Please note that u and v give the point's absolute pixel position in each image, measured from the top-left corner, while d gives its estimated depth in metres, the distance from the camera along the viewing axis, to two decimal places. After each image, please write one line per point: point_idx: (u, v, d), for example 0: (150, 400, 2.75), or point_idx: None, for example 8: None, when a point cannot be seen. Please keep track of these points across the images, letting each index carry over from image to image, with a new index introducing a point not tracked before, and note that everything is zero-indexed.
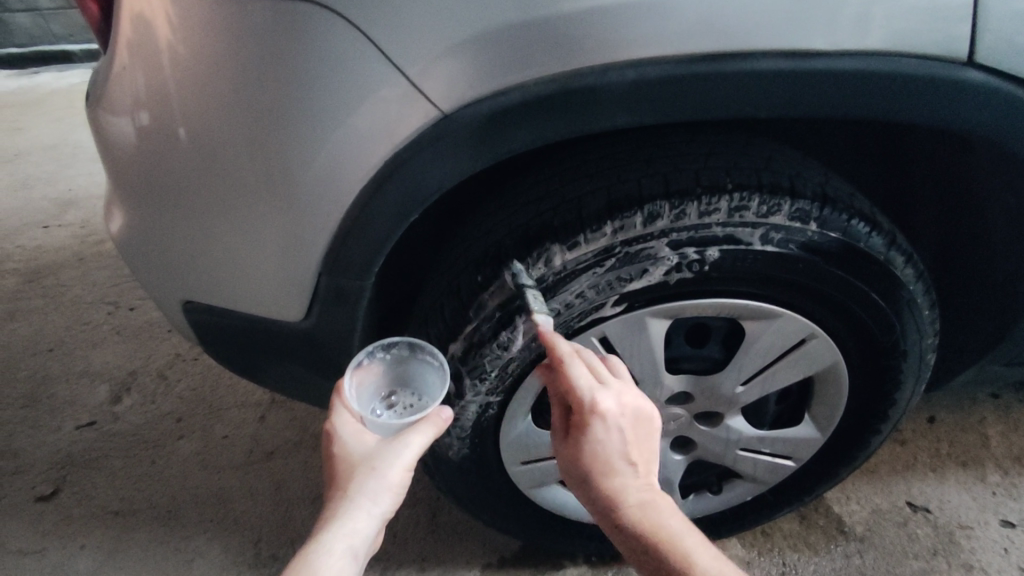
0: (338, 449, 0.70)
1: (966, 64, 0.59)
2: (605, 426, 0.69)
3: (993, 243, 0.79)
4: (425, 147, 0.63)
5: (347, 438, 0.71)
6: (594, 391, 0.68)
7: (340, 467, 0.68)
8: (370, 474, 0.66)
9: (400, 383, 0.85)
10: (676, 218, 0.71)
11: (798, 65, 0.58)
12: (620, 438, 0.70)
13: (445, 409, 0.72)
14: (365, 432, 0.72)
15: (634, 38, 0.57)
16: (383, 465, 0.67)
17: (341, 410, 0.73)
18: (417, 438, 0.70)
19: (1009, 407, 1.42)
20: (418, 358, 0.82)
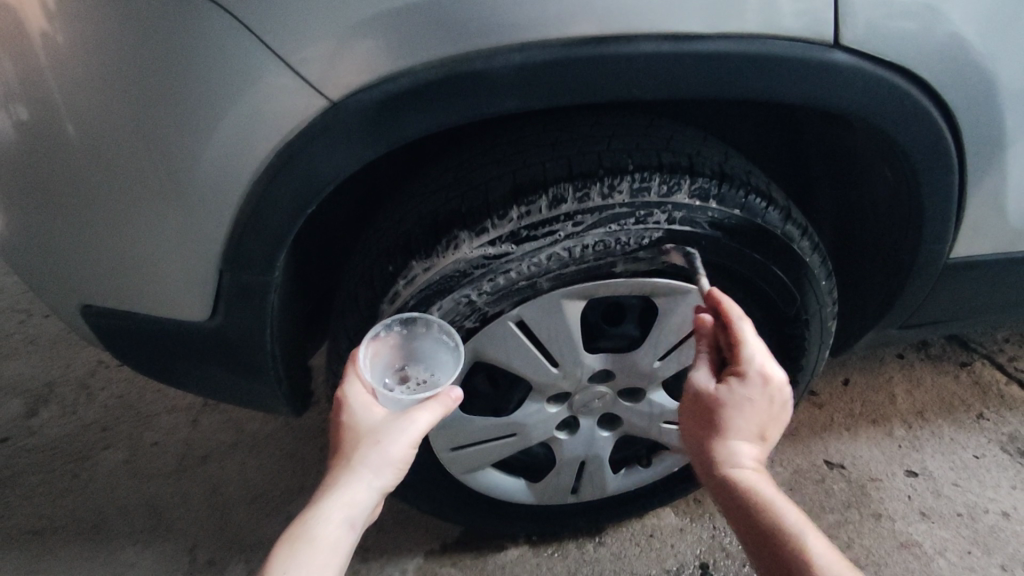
0: (347, 418, 0.70)
1: (832, 46, 0.63)
2: (751, 395, 0.70)
3: (881, 215, 0.84)
4: (317, 137, 0.62)
5: (357, 408, 0.71)
6: (764, 360, 0.71)
7: (346, 435, 0.69)
8: (374, 447, 0.67)
9: (414, 358, 0.82)
10: (580, 200, 0.73)
11: (679, 48, 0.60)
12: (761, 413, 0.71)
13: (453, 389, 0.73)
14: (375, 404, 0.72)
15: (520, 24, 0.58)
16: (388, 440, 0.68)
17: (354, 379, 0.73)
18: (424, 415, 0.71)
19: (913, 366, 1.53)
20: (434, 336, 0.79)
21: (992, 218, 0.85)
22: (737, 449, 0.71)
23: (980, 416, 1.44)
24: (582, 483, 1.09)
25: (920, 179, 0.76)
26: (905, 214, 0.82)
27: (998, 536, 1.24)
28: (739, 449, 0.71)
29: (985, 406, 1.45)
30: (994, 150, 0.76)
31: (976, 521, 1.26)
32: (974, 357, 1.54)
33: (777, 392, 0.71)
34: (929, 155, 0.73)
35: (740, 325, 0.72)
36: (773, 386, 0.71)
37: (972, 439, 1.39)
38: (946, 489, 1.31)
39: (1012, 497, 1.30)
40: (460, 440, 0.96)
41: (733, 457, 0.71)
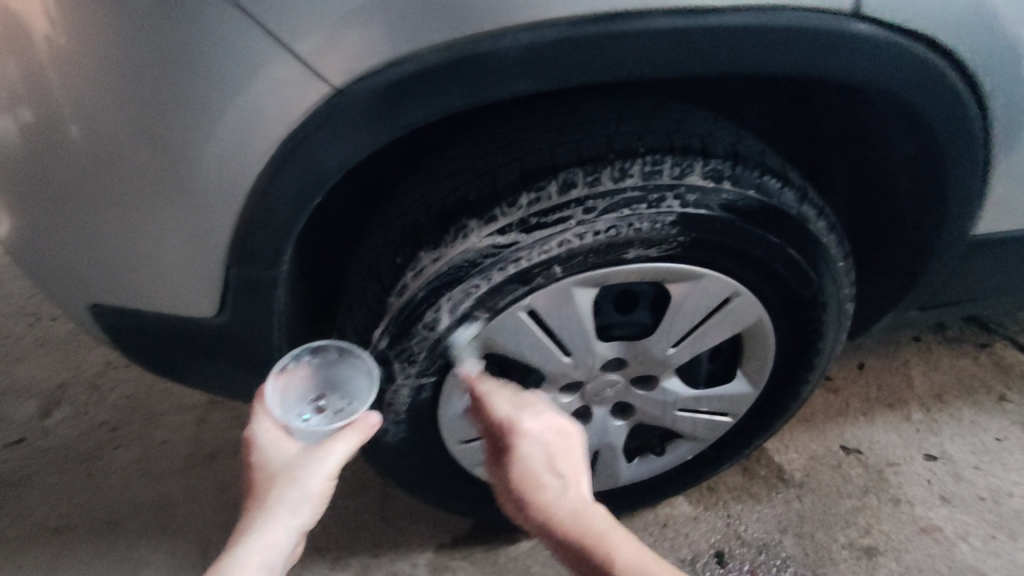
0: (257, 458, 0.70)
1: (853, 16, 0.60)
2: (535, 442, 0.75)
3: (900, 193, 0.82)
4: (322, 125, 0.60)
5: (267, 446, 0.71)
6: (513, 414, 0.78)
7: (257, 477, 0.69)
8: (291, 483, 0.67)
9: (330, 387, 0.84)
10: (591, 184, 0.71)
11: (693, 22, 0.58)
12: (547, 450, 0.74)
13: (372, 414, 0.74)
14: (286, 439, 0.72)
15: (527, 2, 0.56)
16: (306, 473, 0.68)
17: (263, 416, 0.73)
18: (341, 445, 0.71)
19: (930, 348, 1.50)
20: (349, 361, 0.82)
21: (1016, 193, 0.82)
22: (539, 491, 0.71)
23: (1001, 398, 1.41)
24: (595, 473, 1.08)
25: (942, 152, 0.73)
26: (926, 191, 0.80)
27: (1021, 520, 1.22)
28: (543, 492, 0.70)
29: (1006, 388, 1.43)
30: (1020, 122, 0.73)
31: (998, 505, 1.24)
32: (993, 339, 1.52)
33: (549, 430, 0.76)
34: (952, 128, 0.71)
35: (487, 398, 0.80)
36: (553, 424, 0.77)
37: (991, 422, 1.37)
38: (966, 473, 1.29)
39: None
40: (472, 433, 0.96)
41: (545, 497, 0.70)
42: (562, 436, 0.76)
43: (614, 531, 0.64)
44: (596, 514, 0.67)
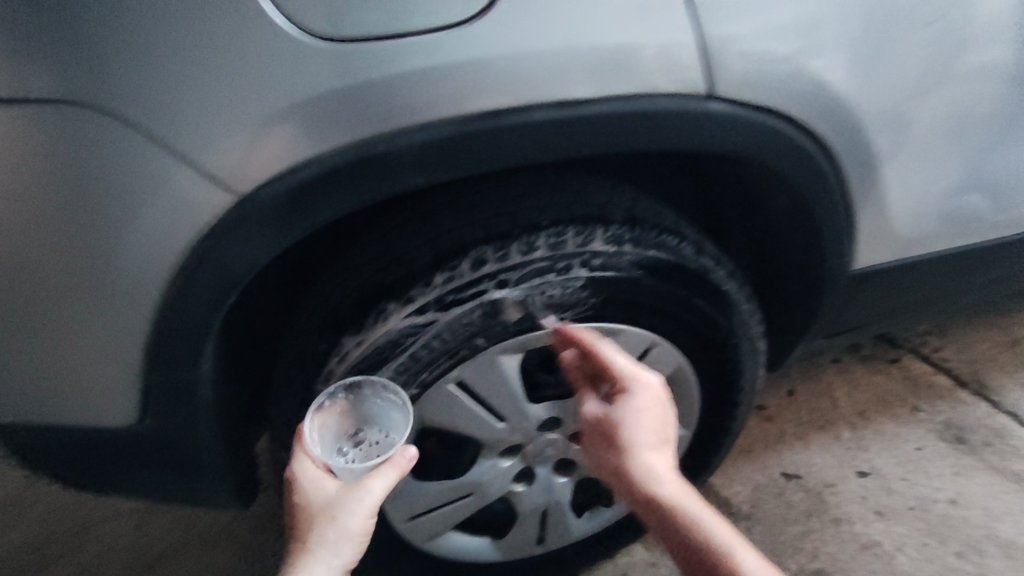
0: (297, 497, 0.68)
1: (708, 97, 0.69)
2: (625, 430, 0.77)
3: (786, 237, 0.90)
4: (229, 231, 0.62)
5: (307, 485, 0.68)
6: (638, 371, 0.79)
7: (300, 515, 0.67)
8: (331, 523, 0.65)
9: (367, 422, 0.79)
10: (500, 258, 0.75)
11: (568, 113, 0.64)
12: (655, 422, 0.76)
13: (408, 448, 0.70)
14: (325, 478, 0.69)
15: (417, 105, 0.61)
16: (344, 514, 0.66)
17: (301, 456, 0.71)
18: (379, 482, 0.68)
19: (849, 368, 1.60)
20: (380, 396, 0.77)
21: (881, 228, 0.92)
22: (653, 470, 0.73)
23: (916, 408, 1.51)
24: (547, 532, 1.08)
25: (809, 200, 0.82)
26: (806, 234, 0.88)
27: (949, 525, 1.29)
28: (661, 473, 0.73)
29: (919, 398, 1.53)
30: (867, 168, 0.84)
31: (928, 512, 1.31)
32: (902, 352, 1.63)
33: (658, 403, 0.77)
34: (812, 180, 0.80)
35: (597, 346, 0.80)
36: (659, 398, 0.78)
37: (912, 432, 1.46)
38: (896, 484, 1.36)
39: (956, 483, 1.36)
40: (417, 509, 0.95)
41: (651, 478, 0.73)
42: (663, 411, 0.77)
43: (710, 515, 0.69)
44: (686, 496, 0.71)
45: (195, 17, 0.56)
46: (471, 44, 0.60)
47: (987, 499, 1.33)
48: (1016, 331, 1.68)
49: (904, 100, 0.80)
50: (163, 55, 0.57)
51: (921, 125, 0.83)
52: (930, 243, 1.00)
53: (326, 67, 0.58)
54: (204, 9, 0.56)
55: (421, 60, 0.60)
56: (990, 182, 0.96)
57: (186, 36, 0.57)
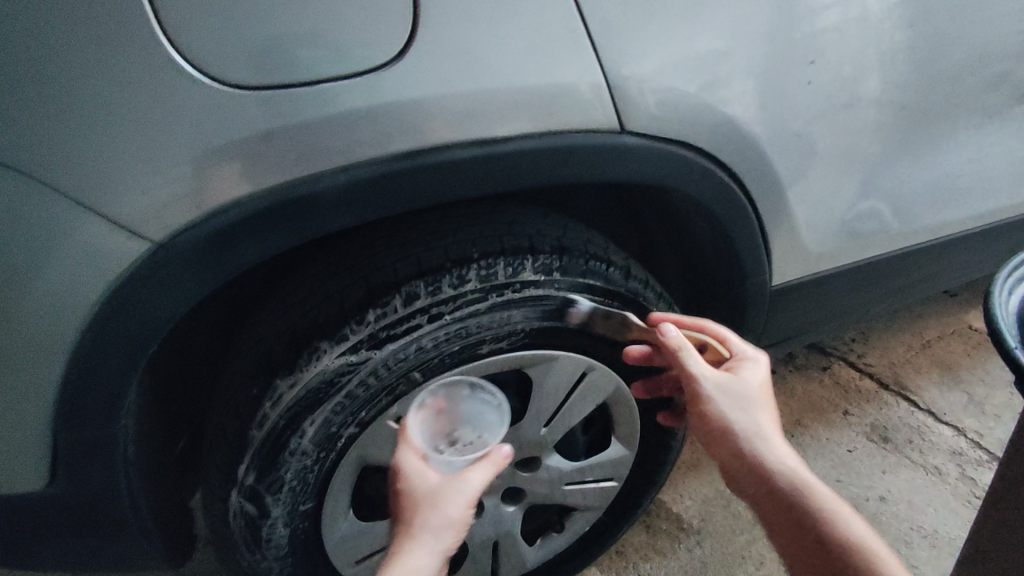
0: (404, 484, 0.73)
1: (620, 131, 0.73)
2: (742, 407, 0.84)
3: (709, 257, 0.95)
4: (148, 278, 0.61)
5: (411, 473, 0.73)
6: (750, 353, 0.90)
7: (407, 500, 0.72)
8: (435, 509, 0.70)
9: (460, 422, 0.84)
10: (433, 293, 0.76)
11: (487, 151, 0.67)
12: (766, 396, 0.86)
13: (504, 446, 0.76)
14: (429, 468, 0.74)
15: (337, 148, 0.62)
16: (448, 502, 0.71)
17: (406, 447, 0.75)
18: (478, 474, 0.74)
19: (785, 377, 1.67)
20: (479, 396, 0.83)
21: (792, 245, 0.99)
22: (770, 445, 0.80)
23: (846, 412, 1.58)
24: (500, 563, 1.07)
25: (723, 222, 0.88)
26: (725, 254, 0.93)
27: (881, 522, 1.36)
28: (778, 449, 0.80)
29: (849, 402, 1.61)
30: (774, 191, 0.90)
31: (861, 511, 1.37)
32: (831, 360, 1.72)
33: (766, 374, 0.88)
34: (723, 203, 0.86)
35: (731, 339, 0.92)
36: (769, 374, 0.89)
37: (845, 436, 1.53)
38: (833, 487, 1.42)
39: (885, 481, 1.44)
40: (362, 552, 0.91)
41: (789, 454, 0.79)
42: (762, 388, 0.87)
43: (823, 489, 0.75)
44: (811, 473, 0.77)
45: (103, 68, 0.56)
46: (389, 88, 0.62)
47: (913, 494, 1.41)
48: (929, 334, 1.81)
49: (801, 129, 0.87)
50: (70, 104, 0.56)
51: (819, 151, 0.90)
52: (839, 257, 1.07)
53: (243, 114, 0.59)
54: (112, 57, 0.56)
55: (339, 105, 0.61)
56: (886, 199, 1.05)
57: (94, 84, 0.56)
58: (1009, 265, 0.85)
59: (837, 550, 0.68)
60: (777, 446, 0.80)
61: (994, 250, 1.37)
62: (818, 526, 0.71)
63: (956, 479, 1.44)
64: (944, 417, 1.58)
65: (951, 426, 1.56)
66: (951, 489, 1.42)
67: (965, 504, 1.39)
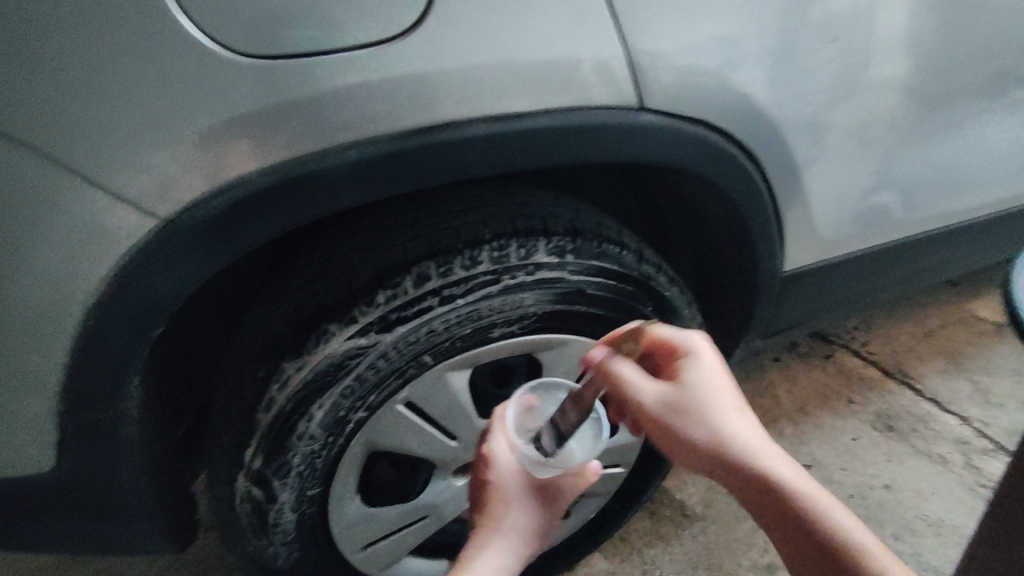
0: (495, 477, 0.75)
1: (639, 109, 0.71)
2: (685, 418, 0.72)
3: (721, 241, 0.93)
4: (153, 256, 0.59)
5: (501, 468, 0.76)
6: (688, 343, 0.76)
7: (496, 494, 0.75)
8: (523, 510, 0.75)
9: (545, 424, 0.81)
10: (444, 274, 0.74)
11: (503, 128, 0.65)
12: (728, 386, 0.74)
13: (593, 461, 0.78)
14: (521, 465, 0.77)
15: (348, 123, 0.60)
16: (533, 505, 0.76)
17: (499, 437, 0.77)
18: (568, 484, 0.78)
19: (789, 365, 1.66)
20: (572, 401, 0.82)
21: (806, 230, 0.97)
22: (763, 452, 0.69)
23: (850, 400, 1.58)
24: None
25: (738, 206, 0.86)
26: (738, 238, 0.92)
27: (885, 509, 1.36)
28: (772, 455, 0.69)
29: (852, 390, 1.60)
30: (790, 175, 0.89)
31: (866, 499, 1.37)
32: (835, 348, 1.71)
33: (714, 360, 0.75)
34: (739, 185, 0.84)
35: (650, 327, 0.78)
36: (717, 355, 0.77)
37: (848, 424, 1.52)
38: (836, 475, 1.42)
39: (889, 469, 1.43)
40: (370, 537, 0.90)
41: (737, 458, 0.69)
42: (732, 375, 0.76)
43: (820, 489, 0.67)
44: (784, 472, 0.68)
45: (104, 34, 0.53)
46: (402, 61, 0.60)
47: (917, 482, 1.41)
48: (932, 322, 1.80)
49: (820, 110, 0.85)
50: (71, 73, 0.53)
51: (836, 133, 0.89)
52: (851, 243, 1.06)
53: (252, 85, 0.57)
54: (114, 23, 0.53)
55: (351, 78, 0.59)
56: (900, 184, 1.04)
57: (95, 51, 0.53)
58: None
59: (841, 555, 0.63)
60: (756, 445, 0.70)
61: (1002, 238, 1.36)
62: (816, 533, 0.64)
63: (960, 467, 1.44)
64: (948, 406, 1.58)
65: (955, 415, 1.56)
66: (955, 477, 1.42)
67: (969, 492, 1.40)
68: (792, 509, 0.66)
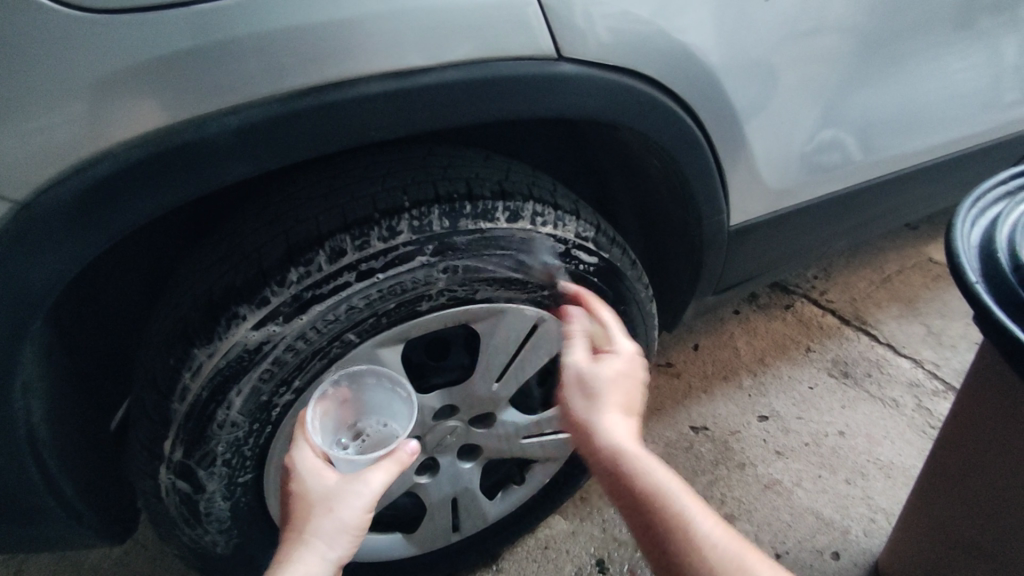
0: (296, 486, 0.68)
1: (557, 59, 0.66)
2: (585, 398, 0.73)
3: (665, 195, 0.89)
4: (13, 243, 0.54)
5: (307, 475, 0.69)
6: (619, 337, 0.80)
7: (298, 505, 0.67)
8: (328, 514, 0.65)
9: (364, 411, 0.81)
10: (361, 247, 0.69)
11: (405, 84, 0.59)
12: (625, 394, 0.74)
13: (408, 442, 0.72)
14: (325, 468, 0.70)
15: (225, 86, 0.54)
16: (343, 505, 0.66)
17: (302, 445, 0.71)
18: (379, 475, 0.69)
19: (749, 317, 1.65)
20: (385, 387, 0.79)
21: (750, 181, 0.94)
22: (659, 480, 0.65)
23: (808, 349, 1.59)
24: (460, 519, 1.05)
25: (677, 159, 0.82)
26: (680, 192, 0.88)
27: (839, 455, 1.38)
28: (661, 476, 0.66)
29: (810, 339, 1.61)
30: (729, 124, 0.84)
31: (821, 446, 1.39)
32: (794, 298, 1.71)
33: (634, 372, 0.77)
34: (676, 137, 0.80)
35: (595, 310, 0.85)
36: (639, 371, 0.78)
37: (806, 372, 1.53)
38: (792, 424, 1.43)
39: (844, 416, 1.45)
40: None
41: (618, 451, 0.68)
42: (637, 382, 0.76)
43: (678, 482, 0.66)
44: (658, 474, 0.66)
45: None
46: (279, 10, 0.54)
47: (870, 426, 1.44)
48: (890, 269, 1.81)
49: (758, 54, 0.80)
50: None
51: (778, 77, 0.84)
52: (798, 194, 1.03)
53: (106, 45, 0.50)
54: None
55: (223, 34, 0.53)
56: (848, 130, 1.00)
57: None
58: (971, 196, 0.82)
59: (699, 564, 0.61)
60: (637, 449, 0.68)
61: (957, 182, 1.34)
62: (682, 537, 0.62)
63: (912, 410, 1.47)
64: (903, 350, 1.60)
65: (908, 359, 1.58)
66: (906, 420, 1.45)
67: (920, 434, 1.42)
68: (650, 499, 0.64)
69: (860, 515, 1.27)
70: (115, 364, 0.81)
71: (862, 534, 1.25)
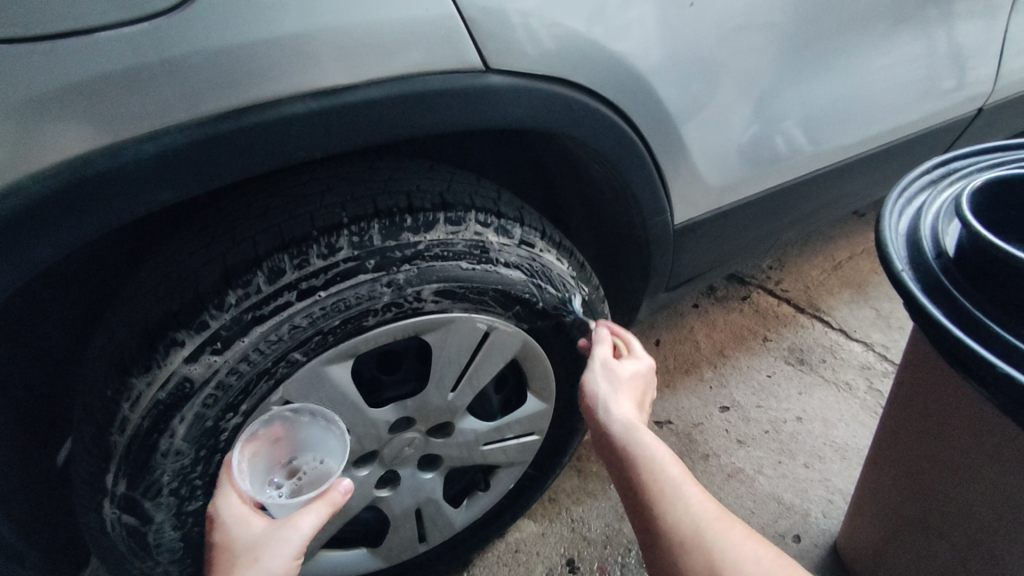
0: (220, 537, 0.66)
1: (484, 70, 0.66)
2: (607, 385, 0.87)
3: (607, 198, 0.90)
4: None
5: (232, 525, 0.67)
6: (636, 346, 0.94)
7: (222, 557, 0.65)
8: (254, 564, 0.63)
9: (299, 447, 0.80)
10: (300, 266, 0.69)
11: (329, 102, 0.59)
12: (638, 390, 0.89)
13: (341, 481, 0.71)
14: (251, 517, 0.68)
15: (140, 114, 0.53)
16: (269, 554, 0.64)
17: (228, 493, 0.70)
18: (310, 519, 0.68)
19: (708, 310, 1.69)
20: (320, 424, 0.78)
21: (690, 180, 0.96)
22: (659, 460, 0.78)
23: (765, 339, 1.62)
24: (426, 529, 1.04)
25: (615, 161, 0.83)
26: (623, 194, 0.89)
27: (797, 440, 1.42)
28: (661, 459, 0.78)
29: (768, 329, 1.65)
30: (666, 126, 0.86)
31: (780, 433, 1.43)
32: (750, 289, 1.75)
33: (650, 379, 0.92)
34: (612, 141, 0.81)
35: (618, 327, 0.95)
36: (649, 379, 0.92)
37: (764, 361, 1.57)
38: (752, 413, 1.46)
39: (801, 402, 1.49)
40: None
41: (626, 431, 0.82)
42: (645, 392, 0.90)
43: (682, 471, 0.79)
44: (669, 464, 0.78)
45: None
46: (197, 31, 0.53)
47: (825, 411, 1.48)
48: (839, 256, 1.87)
49: (688, 56, 0.82)
50: None
51: (709, 77, 0.86)
52: (738, 190, 1.06)
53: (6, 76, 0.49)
54: None
55: (132, 60, 0.52)
56: (783, 125, 1.03)
57: None
58: (897, 187, 0.86)
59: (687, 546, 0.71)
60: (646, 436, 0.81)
61: (895, 172, 1.39)
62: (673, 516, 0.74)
63: (864, 392, 1.52)
64: (854, 334, 1.65)
65: (860, 342, 1.63)
66: (859, 402, 1.50)
67: (872, 414, 1.47)
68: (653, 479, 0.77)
69: (818, 498, 1.31)
70: (54, 397, 0.79)
71: (821, 516, 1.28)
